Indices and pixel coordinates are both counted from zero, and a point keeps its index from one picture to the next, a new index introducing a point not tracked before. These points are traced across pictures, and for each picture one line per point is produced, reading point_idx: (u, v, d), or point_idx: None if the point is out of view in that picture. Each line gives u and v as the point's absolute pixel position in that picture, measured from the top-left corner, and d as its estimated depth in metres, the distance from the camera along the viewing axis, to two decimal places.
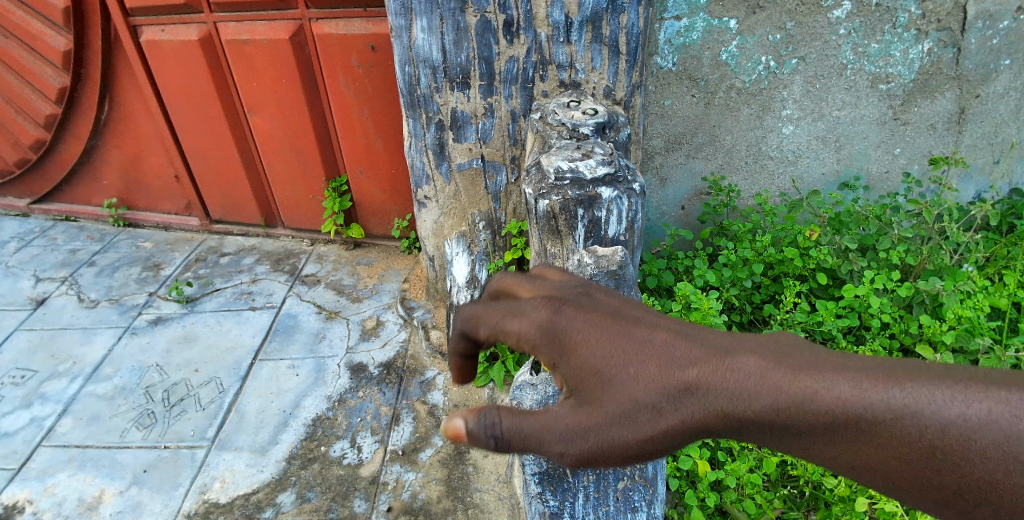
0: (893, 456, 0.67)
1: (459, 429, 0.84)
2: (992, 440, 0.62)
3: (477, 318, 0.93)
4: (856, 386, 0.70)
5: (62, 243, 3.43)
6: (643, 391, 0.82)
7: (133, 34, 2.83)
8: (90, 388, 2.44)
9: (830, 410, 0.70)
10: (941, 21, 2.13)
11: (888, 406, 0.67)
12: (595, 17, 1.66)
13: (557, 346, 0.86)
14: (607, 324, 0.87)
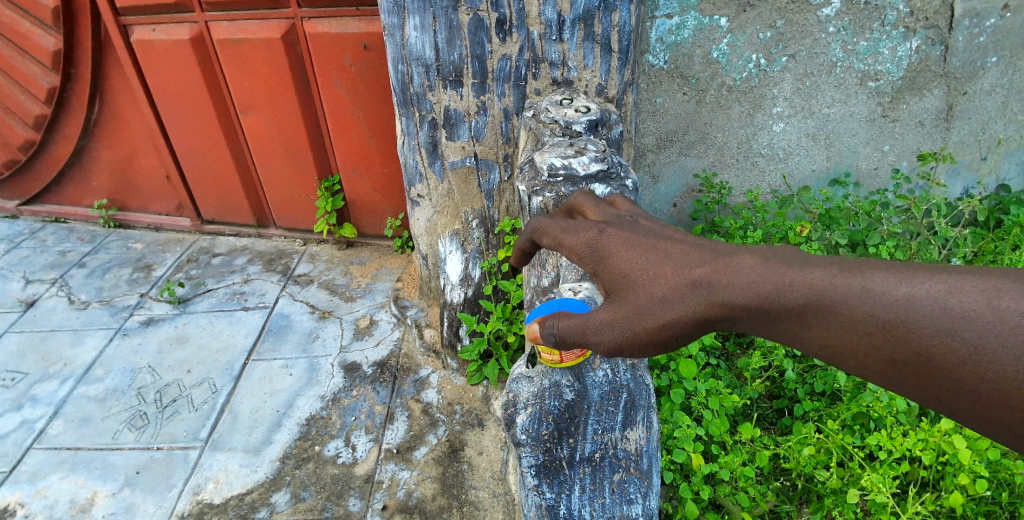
0: (850, 332, 0.79)
1: (536, 332, 1.05)
2: (930, 316, 0.72)
3: (544, 230, 1.17)
4: (833, 277, 0.82)
5: (52, 244, 3.41)
6: (658, 287, 0.96)
7: (123, 34, 2.81)
8: (81, 389, 2.42)
9: (804, 292, 0.83)
10: (928, 19, 2.16)
11: (852, 290, 0.80)
12: (587, 15, 1.67)
13: (598, 250, 1.04)
14: (641, 239, 1.03)
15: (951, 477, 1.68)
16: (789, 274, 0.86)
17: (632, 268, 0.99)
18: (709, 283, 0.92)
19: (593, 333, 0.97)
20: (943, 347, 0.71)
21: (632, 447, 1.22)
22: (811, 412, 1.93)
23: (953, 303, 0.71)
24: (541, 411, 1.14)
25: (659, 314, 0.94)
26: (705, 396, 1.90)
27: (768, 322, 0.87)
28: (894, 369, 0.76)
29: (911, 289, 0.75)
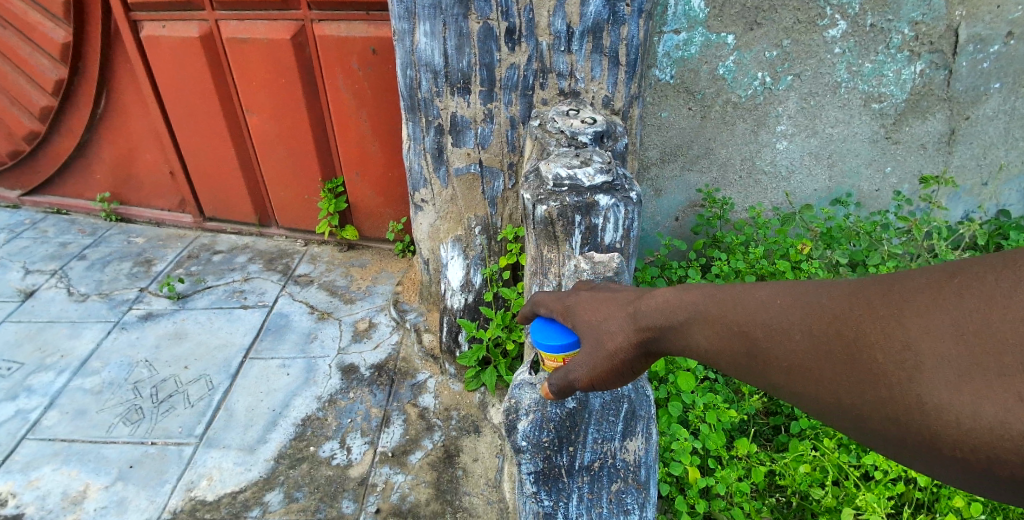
0: (710, 335, 0.84)
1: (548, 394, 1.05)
2: (756, 312, 0.79)
3: (537, 302, 1.14)
4: (709, 291, 0.88)
5: (53, 236, 3.41)
6: (602, 320, 1.00)
7: (133, 30, 2.83)
8: (77, 382, 2.41)
9: (682, 306, 0.89)
10: (933, 43, 2.18)
11: (710, 297, 0.87)
12: (596, 27, 1.69)
13: (564, 305, 1.08)
14: (603, 292, 1.07)
15: (947, 500, 1.69)
16: (677, 293, 0.92)
17: (588, 317, 1.03)
18: (633, 313, 0.95)
19: (570, 374, 0.98)
20: (767, 339, 0.77)
21: (630, 458, 1.21)
22: (808, 429, 1.94)
23: (776, 301, 0.78)
24: (543, 418, 1.15)
25: (609, 346, 0.96)
26: (702, 409, 1.90)
27: (664, 335, 0.91)
28: (735, 363, 0.81)
29: (753, 293, 0.81)
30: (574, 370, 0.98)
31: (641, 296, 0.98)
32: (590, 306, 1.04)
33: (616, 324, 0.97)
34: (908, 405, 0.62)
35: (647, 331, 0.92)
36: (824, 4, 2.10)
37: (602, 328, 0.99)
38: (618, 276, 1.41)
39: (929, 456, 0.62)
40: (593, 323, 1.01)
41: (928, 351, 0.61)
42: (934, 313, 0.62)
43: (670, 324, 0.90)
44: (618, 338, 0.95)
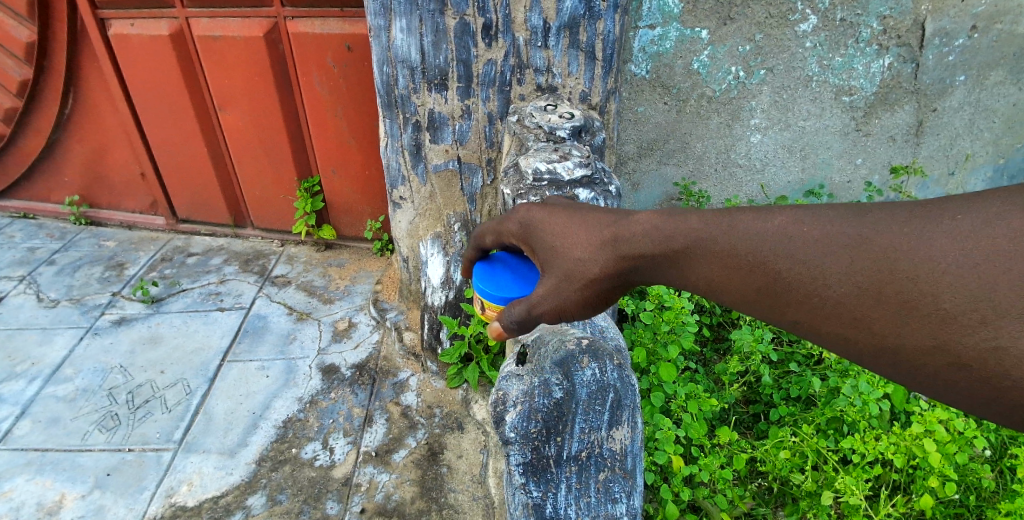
0: (727, 274, 0.85)
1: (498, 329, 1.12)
2: (784, 250, 0.79)
3: (484, 232, 1.26)
4: (709, 218, 0.89)
5: (20, 241, 3.31)
6: (577, 249, 1.02)
7: (100, 27, 2.75)
8: (49, 390, 2.35)
9: (681, 232, 0.90)
10: (900, 37, 2.23)
11: (721, 232, 0.86)
12: (573, 23, 1.69)
13: (527, 228, 1.12)
14: (562, 210, 1.09)
15: (921, 480, 1.75)
16: (669, 221, 0.93)
17: (556, 241, 1.05)
18: (614, 241, 0.97)
19: (540, 303, 1.05)
20: (795, 274, 0.78)
21: (618, 447, 1.12)
22: (787, 417, 1.98)
23: (802, 237, 0.78)
24: (532, 408, 1.07)
25: (583, 273, 1.00)
26: (684, 399, 1.92)
27: (668, 267, 0.93)
28: (755, 298, 0.83)
29: (774, 227, 0.81)
30: (543, 299, 1.04)
31: (611, 223, 1.00)
32: (558, 231, 1.06)
33: (592, 253, 1.00)
34: (980, 351, 0.62)
35: (637, 260, 0.95)
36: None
37: (572, 256, 1.02)
38: None
39: (986, 397, 0.64)
40: (563, 250, 1.04)
41: (1004, 294, 0.60)
42: (1014, 258, 0.61)
43: (665, 253, 0.92)
44: (594, 267, 0.99)
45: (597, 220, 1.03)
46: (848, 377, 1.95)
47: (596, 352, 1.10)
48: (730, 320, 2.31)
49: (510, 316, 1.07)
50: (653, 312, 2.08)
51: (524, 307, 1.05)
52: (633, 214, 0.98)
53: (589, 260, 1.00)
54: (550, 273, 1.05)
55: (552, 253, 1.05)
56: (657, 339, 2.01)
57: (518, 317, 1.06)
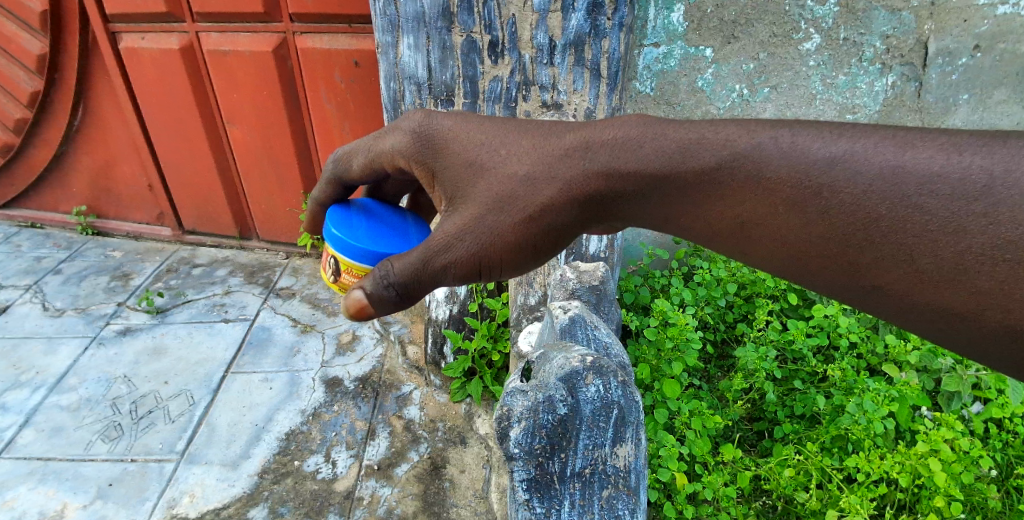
0: (790, 215, 0.80)
1: (360, 301, 1.00)
2: (881, 191, 0.72)
3: (354, 153, 1.16)
4: (761, 135, 0.82)
5: (27, 250, 3.33)
6: (517, 166, 0.94)
7: (112, 41, 2.81)
8: (53, 399, 2.35)
9: (721, 150, 0.83)
10: (903, 56, 2.18)
11: (788, 160, 0.79)
12: (578, 40, 1.71)
13: (433, 145, 1.01)
14: (472, 122, 1.01)
15: (927, 500, 1.73)
16: (682, 132, 0.87)
17: (481, 154, 0.97)
18: (581, 147, 0.92)
19: (443, 252, 0.97)
20: (891, 221, 0.72)
21: (621, 465, 1.11)
22: (791, 434, 1.97)
23: (912, 176, 0.71)
24: (536, 424, 1.04)
25: (527, 198, 0.94)
26: (688, 416, 1.91)
27: (700, 206, 0.87)
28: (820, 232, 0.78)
29: (871, 160, 0.74)
30: (447, 247, 0.97)
31: (565, 130, 0.95)
32: (484, 141, 0.98)
33: (544, 172, 0.93)
34: None
35: (618, 180, 0.91)
36: (799, 18, 2.14)
37: (512, 173, 0.94)
38: (602, 284, 1.56)
39: None
40: (492, 167, 0.96)
41: None
42: None
43: (686, 177, 0.86)
44: (547, 190, 0.93)
45: (544, 129, 0.96)
46: (853, 395, 1.95)
47: (600, 368, 1.07)
48: (735, 337, 2.31)
49: (390, 275, 0.99)
50: (657, 328, 2.07)
51: (418, 260, 0.98)
52: (596, 121, 0.94)
53: (538, 176, 0.94)
54: (474, 199, 0.96)
55: (475, 170, 0.97)
56: (662, 356, 2.00)
57: (398, 280, 0.99)
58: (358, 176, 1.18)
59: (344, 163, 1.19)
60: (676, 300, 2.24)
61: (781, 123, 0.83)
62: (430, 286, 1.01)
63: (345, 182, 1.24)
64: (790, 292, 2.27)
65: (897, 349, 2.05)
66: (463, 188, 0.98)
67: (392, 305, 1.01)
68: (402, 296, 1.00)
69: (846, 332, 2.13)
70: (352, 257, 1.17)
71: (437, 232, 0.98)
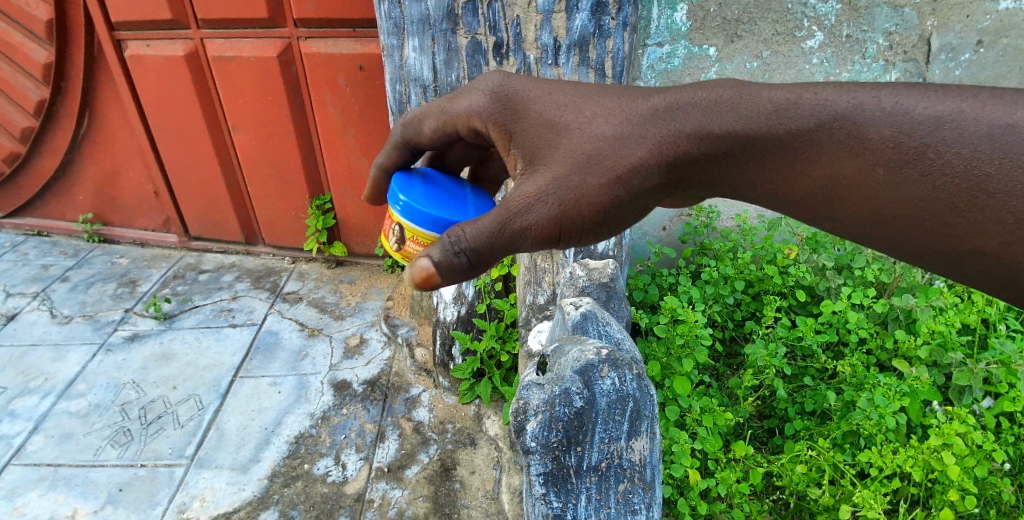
0: (890, 176, 0.87)
1: (427, 269, 1.03)
2: (989, 150, 0.81)
3: (423, 116, 1.24)
4: (860, 96, 0.89)
5: (34, 259, 3.35)
6: (604, 125, 1.00)
7: (117, 48, 2.83)
8: (62, 405, 2.36)
9: (827, 107, 0.90)
10: (906, 53, 2.18)
11: (889, 121, 0.86)
12: (583, 41, 1.71)
13: (514, 107, 1.09)
14: (553, 87, 1.08)
15: (939, 494, 1.73)
16: (777, 93, 0.93)
17: (564, 115, 1.03)
18: (672, 108, 0.98)
19: (520, 216, 1.00)
20: (999, 181, 0.80)
21: (636, 458, 1.11)
22: (802, 431, 1.97)
23: (1020, 136, 0.80)
24: (552, 418, 1.03)
25: (614, 155, 0.99)
26: (698, 413, 1.90)
27: (792, 167, 0.93)
28: (911, 186, 0.85)
29: (977, 120, 0.82)
30: (524, 210, 1.00)
31: (651, 93, 1.01)
32: (568, 104, 1.04)
33: (633, 131, 0.98)
34: None
35: (711, 142, 0.96)
36: (802, 16, 2.15)
37: (599, 132, 0.99)
38: (612, 282, 1.56)
39: None
40: (576, 128, 1.01)
41: None
42: None
43: (783, 138, 0.92)
44: (638, 150, 0.98)
45: (630, 91, 1.02)
46: (863, 390, 1.94)
47: (615, 360, 1.06)
48: (743, 335, 2.32)
49: (461, 241, 1.01)
50: (667, 325, 2.05)
51: (492, 224, 1.01)
52: (685, 86, 1.00)
53: (627, 136, 0.98)
54: (558, 159, 1.01)
55: (558, 130, 1.02)
56: (671, 353, 2.00)
57: (469, 246, 1.01)
58: (428, 139, 1.26)
59: (415, 125, 1.26)
60: (684, 298, 2.23)
61: (878, 85, 0.90)
62: (504, 252, 1.04)
63: (413, 146, 1.31)
64: (797, 289, 2.25)
65: (905, 344, 2.04)
66: (546, 147, 1.03)
67: (459, 273, 1.04)
68: (473, 263, 1.03)
69: (855, 327, 2.12)
70: (419, 224, 1.18)
71: (516, 195, 1.01)
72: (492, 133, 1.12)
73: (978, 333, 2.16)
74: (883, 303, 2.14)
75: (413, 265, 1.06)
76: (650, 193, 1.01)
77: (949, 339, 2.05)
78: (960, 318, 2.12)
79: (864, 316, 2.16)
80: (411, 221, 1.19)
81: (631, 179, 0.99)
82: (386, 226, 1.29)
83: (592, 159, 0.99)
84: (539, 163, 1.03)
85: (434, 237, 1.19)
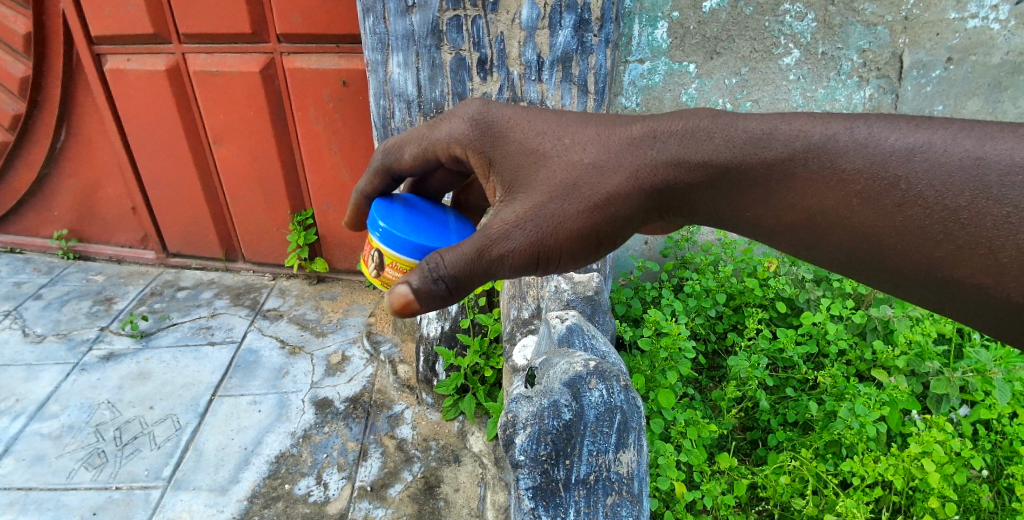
0: (864, 206, 0.87)
1: (406, 297, 1.01)
2: (961, 182, 0.80)
3: (405, 142, 1.25)
4: (835, 127, 0.90)
5: (6, 276, 3.26)
6: (584, 154, 1.02)
7: (96, 62, 2.80)
8: (34, 427, 2.29)
9: (800, 138, 0.91)
10: (880, 69, 2.24)
11: (862, 151, 0.87)
12: (566, 57, 1.74)
13: (493, 135, 1.10)
14: (532, 115, 1.09)
15: (921, 503, 1.75)
16: (752, 123, 0.95)
17: (542, 143, 1.05)
18: (649, 136, 1.01)
19: (499, 242, 1.01)
20: (971, 213, 0.79)
21: (625, 471, 1.09)
22: (784, 442, 1.98)
23: (994, 167, 0.78)
24: (541, 430, 1.03)
25: (593, 183, 1.01)
26: (683, 426, 1.91)
27: (769, 195, 0.95)
28: (879, 219, 0.86)
29: (949, 151, 0.81)
30: (504, 236, 1.01)
31: (629, 122, 1.04)
32: (546, 132, 1.06)
33: (611, 159, 1.01)
34: None
35: (687, 171, 0.98)
36: (779, 34, 2.20)
37: (578, 160, 1.02)
38: (596, 295, 1.57)
39: None
40: (554, 156, 1.03)
41: None
42: None
43: (760, 167, 0.94)
44: (614, 178, 1.00)
45: (609, 120, 1.05)
46: (844, 400, 1.97)
47: (604, 372, 1.07)
48: (725, 348, 2.33)
49: (440, 268, 1.00)
50: (651, 338, 2.06)
51: (471, 251, 1.01)
52: (663, 115, 1.03)
53: (605, 164, 1.01)
54: (537, 187, 1.03)
55: (537, 158, 1.04)
56: (655, 366, 2.00)
57: (449, 274, 1.01)
58: (409, 164, 1.27)
59: (395, 152, 1.27)
60: (668, 311, 2.26)
61: (853, 116, 0.91)
62: (483, 279, 1.04)
63: (394, 173, 1.31)
64: (778, 301, 2.28)
65: (884, 355, 2.07)
66: (525, 175, 1.05)
67: (438, 300, 1.02)
68: (453, 290, 1.02)
69: (835, 338, 2.16)
70: (398, 250, 1.19)
71: (496, 222, 1.02)
72: (472, 160, 1.14)
73: (954, 342, 2.20)
74: (862, 314, 2.18)
75: (392, 291, 1.03)
76: (626, 220, 1.03)
77: (927, 348, 2.08)
78: (936, 328, 2.16)
79: (844, 327, 2.20)
80: (390, 248, 1.19)
81: (608, 206, 1.01)
82: (366, 252, 1.29)
83: (571, 187, 1.01)
84: (518, 191, 1.05)
85: (413, 264, 1.19)
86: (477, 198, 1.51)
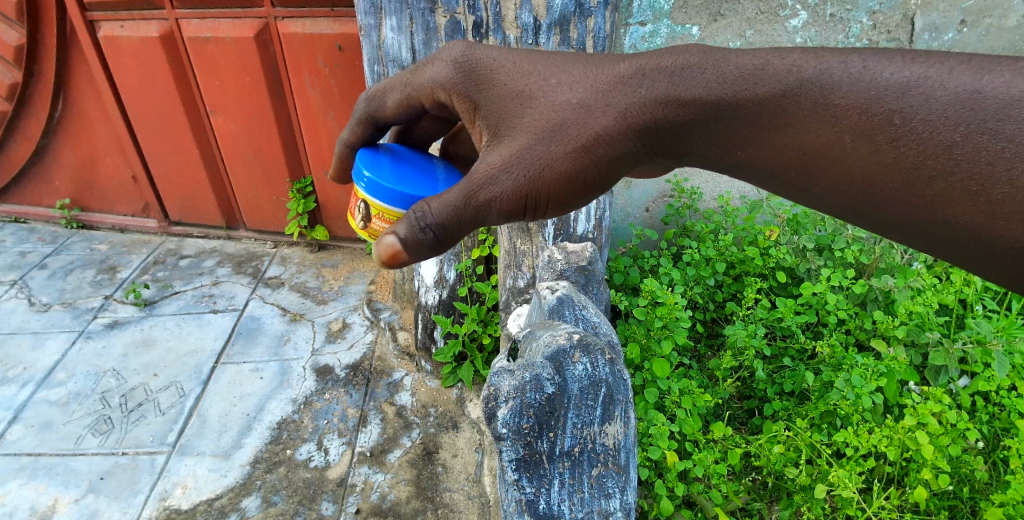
0: (857, 143, 0.84)
1: (395, 248, 1.02)
2: (958, 117, 0.77)
3: (387, 89, 1.21)
4: (829, 61, 0.86)
5: (11, 246, 3.30)
6: (572, 94, 0.99)
7: (88, 29, 2.75)
8: (42, 393, 2.34)
9: (791, 72, 0.87)
10: (890, 32, 2.16)
11: (857, 86, 0.83)
12: (563, 20, 1.66)
13: (477, 78, 1.06)
14: (520, 54, 1.05)
15: (915, 473, 1.77)
16: (743, 59, 0.91)
17: (528, 84, 1.02)
18: (638, 75, 0.97)
19: (485, 187, 0.99)
20: (966, 148, 0.76)
21: (610, 443, 1.11)
22: (780, 411, 2.00)
23: (990, 101, 0.75)
24: (523, 404, 1.03)
25: (581, 122, 0.98)
26: (678, 395, 1.92)
27: (767, 135, 0.91)
28: (873, 161, 0.83)
29: (945, 85, 0.78)
30: (490, 180, 0.99)
31: (619, 59, 1.00)
32: (532, 72, 1.02)
33: (599, 99, 0.98)
34: None
35: (677, 108, 0.95)
36: None
37: (565, 101, 0.99)
38: (590, 265, 1.56)
39: None
40: (539, 97, 1.00)
41: None
42: None
43: (751, 105, 0.90)
44: (602, 118, 0.97)
45: (598, 60, 1.01)
46: (841, 370, 1.96)
47: (587, 345, 1.07)
48: (724, 316, 2.33)
49: (426, 217, 1.00)
50: (647, 308, 2.07)
51: (457, 198, 0.99)
52: (652, 52, 0.99)
53: (592, 103, 0.98)
54: (522, 129, 1.00)
55: (522, 99, 1.01)
56: (651, 335, 2.01)
57: (436, 221, 1.00)
58: (392, 112, 1.23)
59: (379, 99, 1.23)
60: (665, 280, 2.24)
61: (852, 51, 0.87)
62: (471, 226, 1.03)
63: (378, 122, 1.28)
64: (778, 270, 2.26)
65: (884, 324, 2.05)
66: (510, 117, 1.02)
67: (427, 248, 1.03)
68: (440, 238, 1.02)
69: (834, 308, 2.14)
70: (384, 200, 1.16)
71: (481, 166, 1.00)
72: (456, 105, 1.10)
73: (956, 313, 2.19)
74: (863, 284, 2.16)
75: (377, 244, 1.05)
76: (615, 162, 1.01)
77: (927, 319, 2.07)
78: (938, 298, 2.14)
79: (844, 297, 2.18)
80: (376, 198, 1.16)
81: (596, 148, 0.98)
82: (352, 203, 1.26)
83: (557, 127, 0.98)
84: (504, 133, 1.02)
85: (399, 214, 1.16)
86: (464, 148, 1.46)
